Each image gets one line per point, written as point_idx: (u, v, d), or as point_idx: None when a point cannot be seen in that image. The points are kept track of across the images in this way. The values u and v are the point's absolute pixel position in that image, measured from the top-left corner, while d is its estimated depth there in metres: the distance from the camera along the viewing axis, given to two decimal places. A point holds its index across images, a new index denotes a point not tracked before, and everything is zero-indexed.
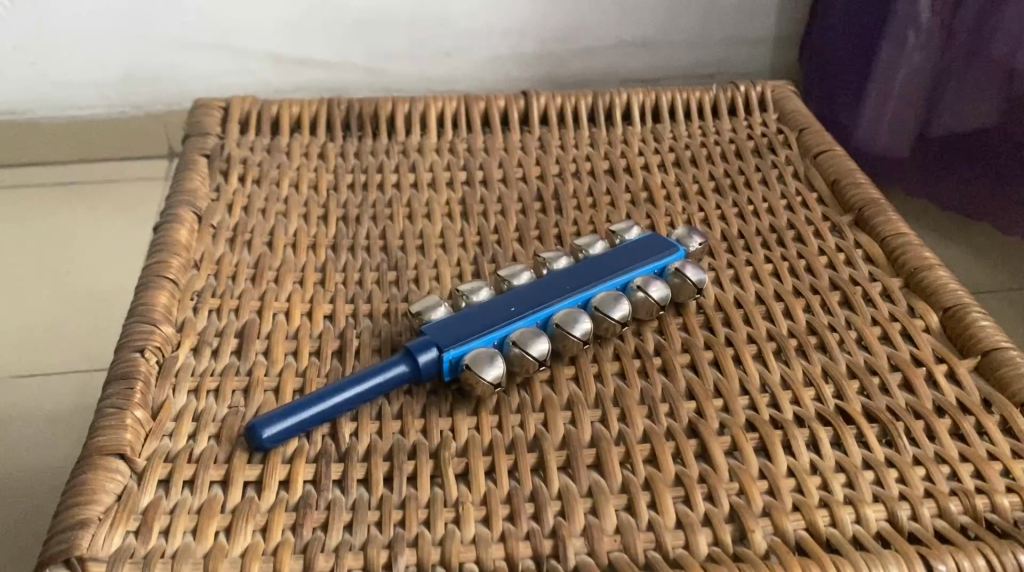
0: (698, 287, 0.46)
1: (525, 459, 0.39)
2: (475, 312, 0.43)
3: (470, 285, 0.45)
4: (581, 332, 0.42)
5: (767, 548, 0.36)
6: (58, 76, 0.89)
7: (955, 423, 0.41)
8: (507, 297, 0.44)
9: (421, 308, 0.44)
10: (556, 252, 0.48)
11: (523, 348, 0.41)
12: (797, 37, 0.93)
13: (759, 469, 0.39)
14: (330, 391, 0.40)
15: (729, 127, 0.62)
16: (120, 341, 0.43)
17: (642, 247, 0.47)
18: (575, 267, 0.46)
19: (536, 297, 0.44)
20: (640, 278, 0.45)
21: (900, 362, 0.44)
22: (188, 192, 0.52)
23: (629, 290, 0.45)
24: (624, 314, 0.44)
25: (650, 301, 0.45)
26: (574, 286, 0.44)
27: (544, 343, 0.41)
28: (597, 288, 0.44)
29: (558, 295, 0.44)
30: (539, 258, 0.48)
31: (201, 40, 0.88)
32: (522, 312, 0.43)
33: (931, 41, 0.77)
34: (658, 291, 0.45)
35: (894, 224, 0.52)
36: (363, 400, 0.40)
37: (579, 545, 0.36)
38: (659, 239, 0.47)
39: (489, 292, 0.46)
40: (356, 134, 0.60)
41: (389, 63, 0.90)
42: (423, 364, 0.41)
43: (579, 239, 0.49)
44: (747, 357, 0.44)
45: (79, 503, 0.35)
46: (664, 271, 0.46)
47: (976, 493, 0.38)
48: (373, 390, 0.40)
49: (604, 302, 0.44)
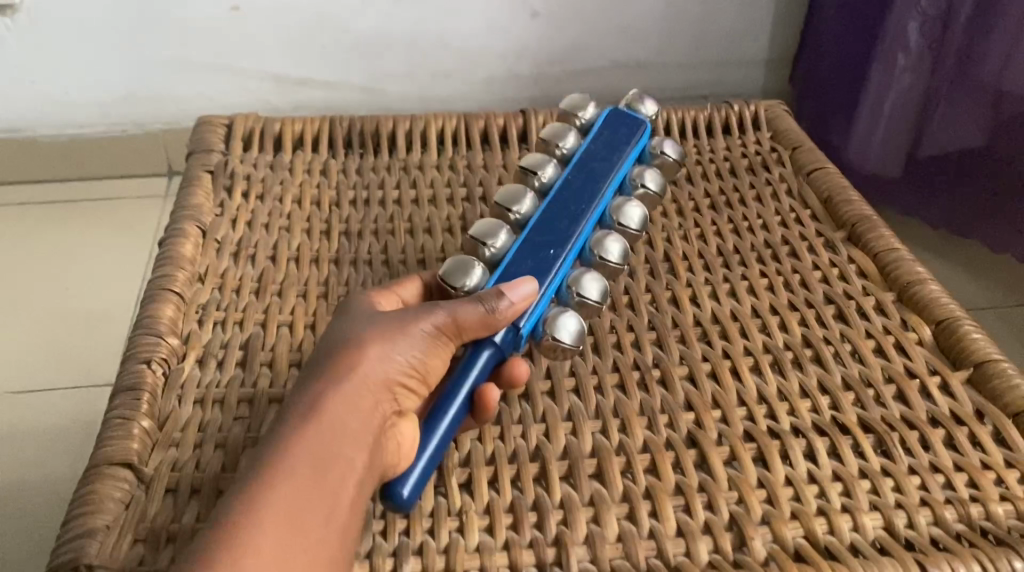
0: (676, 160, 0.52)
1: (527, 469, 0.40)
2: (517, 268, 0.43)
3: (486, 230, 0.44)
4: (618, 254, 0.44)
5: (767, 556, 0.37)
6: (58, 96, 0.90)
7: (949, 433, 0.42)
8: (536, 241, 0.44)
9: (452, 270, 0.42)
10: (543, 159, 0.48)
11: (580, 296, 0.42)
12: (787, 60, 0.95)
13: (758, 479, 0.40)
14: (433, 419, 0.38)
15: (724, 146, 0.63)
16: (148, 380, 0.43)
17: (613, 149, 0.49)
18: (574, 183, 0.47)
19: (564, 228, 0.44)
20: (632, 172, 0.49)
21: (895, 374, 0.45)
22: (192, 208, 0.53)
23: (627, 187, 0.49)
24: (641, 214, 0.46)
25: (648, 194, 0.48)
26: (588, 207, 0.46)
27: (595, 275, 0.43)
28: (603, 194, 0.47)
29: (578, 223, 0.45)
30: (529, 169, 0.48)
31: (203, 60, 0.89)
32: (564, 250, 0.44)
33: (919, 63, 0.77)
34: (653, 180, 0.48)
35: (887, 240, 0.53)
36: (466, 405, 0.39)
37: (581, 553, 0.37)
38: (618, 135, 0.49)
39: (509, 234, 0.44)
40: (357, 151, 0.61)
41: (387, 84, 0.92)
42: (502, 339, 0.41)
43: (552, 139, 0.49)
44: (745, 370, 0.45)
45: (88, 509, 0.37)
46: (645, 155, 0.51)
47: (971, 502, 0.39)
48: (477, 388, 0.40)
49: (619, 211, 0.46)
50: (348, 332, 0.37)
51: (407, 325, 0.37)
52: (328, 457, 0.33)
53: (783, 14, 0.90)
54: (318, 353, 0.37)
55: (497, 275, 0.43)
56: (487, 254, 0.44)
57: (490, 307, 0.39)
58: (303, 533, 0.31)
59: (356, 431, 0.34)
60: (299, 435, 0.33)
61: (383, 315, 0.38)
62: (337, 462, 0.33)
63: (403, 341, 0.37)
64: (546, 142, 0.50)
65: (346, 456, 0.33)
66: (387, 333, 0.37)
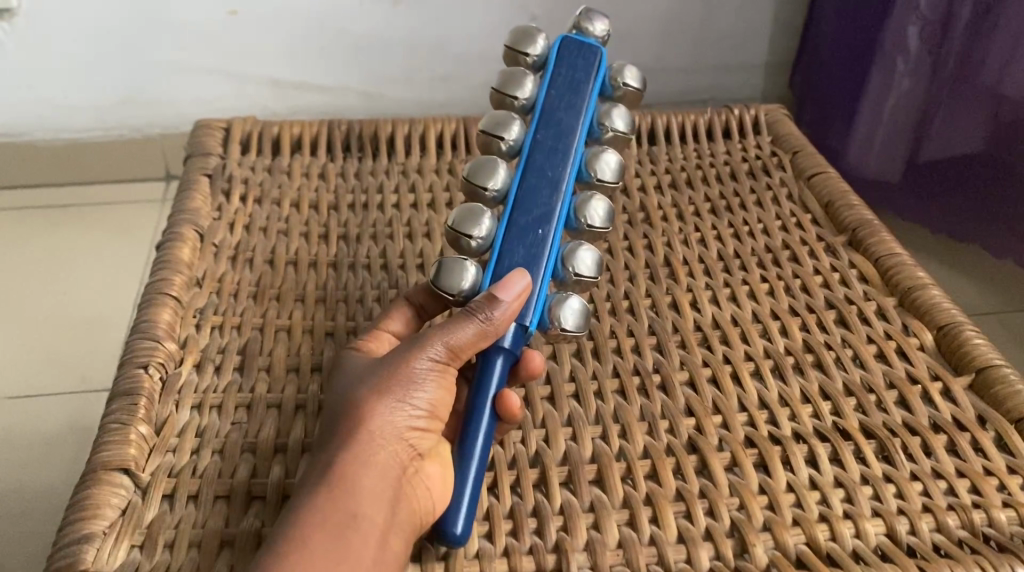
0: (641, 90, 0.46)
1: (527, 475, 0.40)
2: (509, 256, 0.41)
3: (466, 219, 0.41)
4: (604, 216, 0.42)
5: (768, 563, 0.37)
6: (56, 99, 0.90)
7: (951, 438, 0.42)
8: (522, 222, 0.42)
9: (443, 273, 0.40)
10: (504, 115, 0.43)
11: (576, 275, 0.41)
12: (786, 64, 0.95)
13: (759, 485, 0.40)
14: (464, 444, 0.38)
15: (724, 150, 0.63)
16: (144, 384, 0.42)
17: (572, 92, 0.44)
18: (543, 142, 0.43)
19: (545, 200, 0.42)
20: (600, 111, 0.45)
21: (897, 380, 0.45)
22: (190, 211, 0.53)
23: (595, 131, 0.45)
24: (616, 160, 0.44)
25: (619, 136, 0.45)
26: (563, 169, 0.43)
27: (586, 248, 0.42)
28: (575, 149, 0.43)
29: (559, 192, 0.42)
30: (491, 131, 0.43)
31: (202, 64, 0.89)
32: (551, 227, 0.42)
33: (918, 68, 0.76)
34: (622, 119, 0.45)
35: (888, 244, 0.53)
36: (493, 418, 0.39)
37: (581, 559, 0.37)
38: (574, 73, 0.44)
39: (491, 218, 0.41)
40: (356, 154, 0.61)
41: (387, 88, 0.92)
42: (514, 343, 0.40)
43: (507, 88, 0.44)
44: (746, 375, 0.45)
45: (84, 516, 0.37)
46: (607, 87, 0.46)
47: (974, 508, 0.39)
48: (498, 397, 0.39)
49: (595, 165, 0.43)
50: (349, 395, 0.37)
51: (404, 368, 0.36)
52: (343, 526, 0.32)
53: (782, 19, 0.90)
54: (326, 420, 0.37)
55: (491, 268, 0.41)
56: (473, 245, 0.41)
57: (483, 318, 0.38)
58: None
59: (368, 490, 0.34)
60: (312, 515, 0.32)
61: (380, 367, 0.37)
62: (352, 528, 0.32)
63: (402, 387, 0.36)
64: (500, 90, 0.44)
65: (362, 519, 0.33)
66: (384, 387, 0.36)
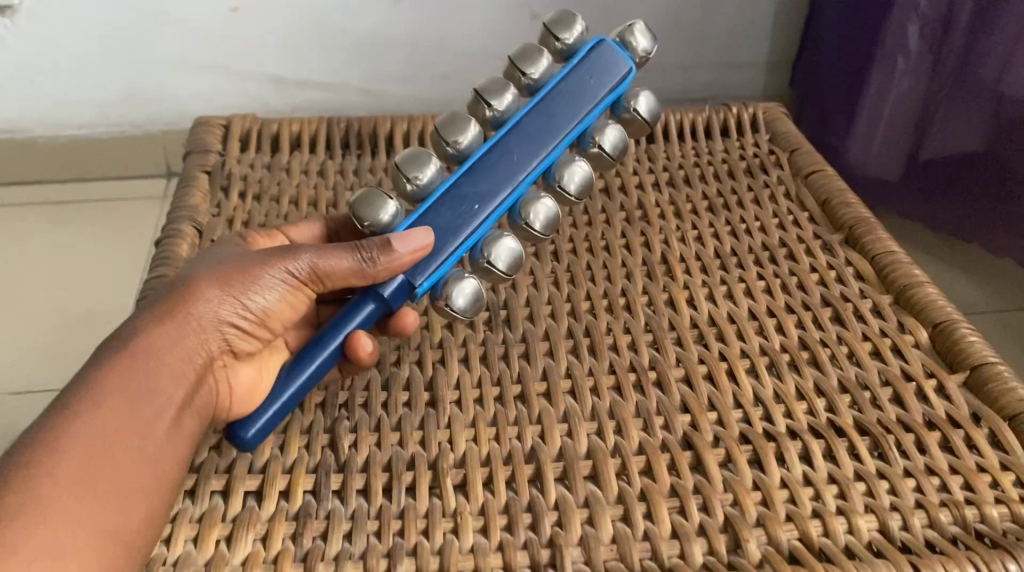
0: (647, 121, 0.47)
1: (523, 471, 0.40)
2: (432, 214, 0.43)
3: (413, 161, 0.43)
4: (543, 224, 0.43)
5: (761, 558, 0.37)
6: (57, 95, 0.90)
7: (945, 436, 0.42)
8: (462, 190, 0.43)
9: (366, 203, 0.43)
10: (504, 86, 0.45)
11: (488, 263, 0.42)
12: (785, 63, 0.95)
13: (753, 481, 0.40)
14: (295, 367, 0.41)
15: (722, 148, 0.63)
16: None
17: (576, 95, 0.44)
18: (526, 126, 0.44)
19: (496, 181, 0.43)
20: (595, 124, 0.45)
21: (891, 377, 0.45)
22: (189, 208, 0.53)
23: (584, 141, 0.45)
24: (586, 174, 0.44)
25: (603, 154, 0.45)
26: (527, 161, 0.43)
27: (513, 242, 0.43)
28: (553, 149, 0.44)
29: (512, 179, 0.43)
30: (482, 94, 0.44)
31: (203, 61, 0.89)
32: (487, 206, 0.43)
33: (919, 66, 0.77)
34: (612, 138, 0.45)
35: (884, 241, 0.53)
36: (338, 356, 0.42)
37: (575, 554, 0.37)
38: (586, 76, 0.45)
39: (436, 170, 0.43)
40: (355, 151, 0.61)
41: (386, 85, 0.92)
42: (393, 295, 0.42)
43: (520, 63, 0.45)
44: (741, 372, 0.45)
45: None
46: (619, 106, 0.47)
47: (966, 504, 0.39)
48: (352, 335, 0.42)
49: (564, 173, 0.44)
50: (199, 269, 0.41)
51: (259, 270, 0.41)
52: (149, 386, 0.36)
53: (782, 18, 0.91)
54: (168, 285, 0.41)
55: (411, 217, 0.43)
56: (407, 187, 0.43)
57: (365, 258, 0.40)
58: (118, 453, 0.34)
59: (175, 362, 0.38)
60: (122, 367, 0.36)
61: (239, 261, 0.41)
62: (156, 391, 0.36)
63: (249, 285, 0.40)
64: (514, 62, 0.45)
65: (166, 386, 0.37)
66: (235, 280, 0.40)
